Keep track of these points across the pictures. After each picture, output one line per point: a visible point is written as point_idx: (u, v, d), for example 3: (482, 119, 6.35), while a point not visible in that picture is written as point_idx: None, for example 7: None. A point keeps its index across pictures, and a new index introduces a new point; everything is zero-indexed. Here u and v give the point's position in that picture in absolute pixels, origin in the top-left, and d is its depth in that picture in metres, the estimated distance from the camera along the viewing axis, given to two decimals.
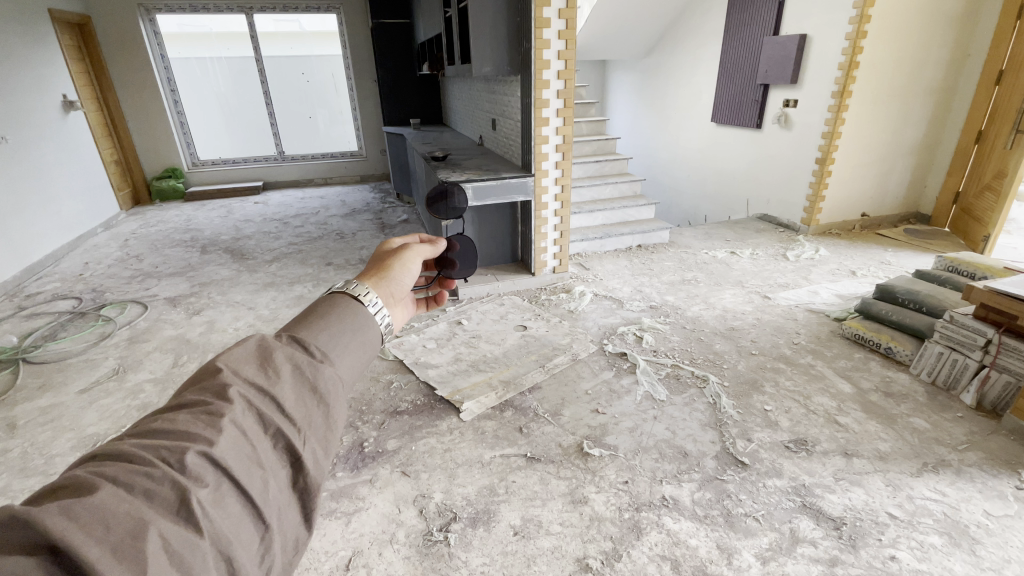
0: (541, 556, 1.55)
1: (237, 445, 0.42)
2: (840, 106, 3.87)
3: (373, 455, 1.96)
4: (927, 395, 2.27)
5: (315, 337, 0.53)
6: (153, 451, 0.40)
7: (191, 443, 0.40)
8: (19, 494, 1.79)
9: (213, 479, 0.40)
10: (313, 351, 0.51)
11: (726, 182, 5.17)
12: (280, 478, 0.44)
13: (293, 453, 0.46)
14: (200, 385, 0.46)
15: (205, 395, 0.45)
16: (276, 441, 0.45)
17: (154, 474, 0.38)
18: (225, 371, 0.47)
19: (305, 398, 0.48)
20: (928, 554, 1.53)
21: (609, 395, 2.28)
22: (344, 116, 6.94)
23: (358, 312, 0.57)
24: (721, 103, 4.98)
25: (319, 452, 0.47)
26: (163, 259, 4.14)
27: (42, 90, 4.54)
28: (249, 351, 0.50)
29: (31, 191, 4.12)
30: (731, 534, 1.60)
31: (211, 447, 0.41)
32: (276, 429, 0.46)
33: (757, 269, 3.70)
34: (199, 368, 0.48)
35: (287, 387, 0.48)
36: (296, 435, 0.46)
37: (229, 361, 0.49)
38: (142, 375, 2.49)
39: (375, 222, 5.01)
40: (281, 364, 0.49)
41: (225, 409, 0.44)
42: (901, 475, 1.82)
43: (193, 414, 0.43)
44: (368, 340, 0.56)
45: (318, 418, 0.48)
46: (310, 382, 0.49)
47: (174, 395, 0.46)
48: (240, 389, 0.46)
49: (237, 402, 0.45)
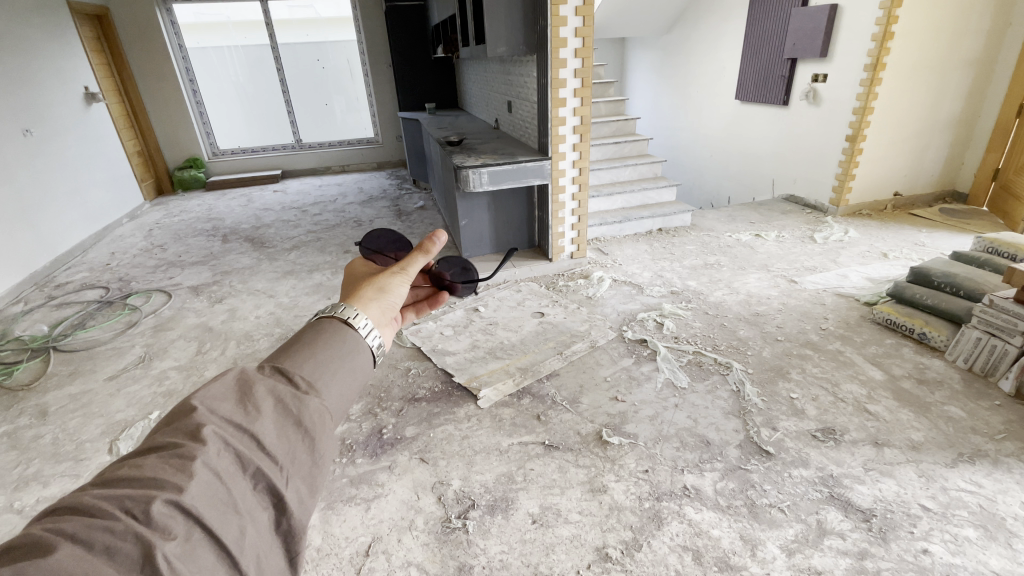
0: (560, 545, 1.54)
1: (210, 490, 0.40)
2: (873, 79, 3.69)
3: (391, 442, 1.97)
4: (962, 381, 2.17)
5: (300, 368, 0.52)
6: (117, 502, 0.38)
7: (160, 491, 0.38)
8: (51, 479, 1.85)
9: (182, 530, 0.38)
10: (297, 383, 0.50)
11: (751, 162, 4.99)
12: (260, 521, 0.42)
13: (274, 493, 0.44)
14: (173, 425, 0.44)
15: (177, 435, 0.43)
16: (257, 482, 0.44)
17: (116, 528, 0.36)
18: (200, 410, 0.45)
19: (288, 434, 0.47)
20: (963, 548, 1.47)
21: (628, 383, 2.24)
22: (360, 102, 6.92)
23: (347, 337, 0.56)
24: (745, 80, 4.81)
25: (303, 490, 0.46)
26: (185, 248, 4.22)
27: (65, 83, 4.61)
28: (227, 386, 0.49)
29: (56, 182, 4.22)
30: (754, 525, 1.57)
31: (181, 493, 0.39)
32: (257, 468, 0.44)
33: (783, 252, 3.58)
34: (172, 408, 0.46)
35: (267, 423, 0.46)
36: (278, 475, 0.45)
37: (204, 398, 0.47)
38: (167, 362, 2.55)
39: (391, 209, 5.00)
40: (262, 398, 0.48)
41: (197, 452, 0.42)
42: (935, 465, 1.75)
43: (163, 458, 0.41)
44: (357, 367, 0.55)
45: (302, 454, 0.47)
46: (294, 416, 0.48)
47: (143, 438, 0.44)
48: (216, 428, 0.44)
49: (211, 443, 0.43)
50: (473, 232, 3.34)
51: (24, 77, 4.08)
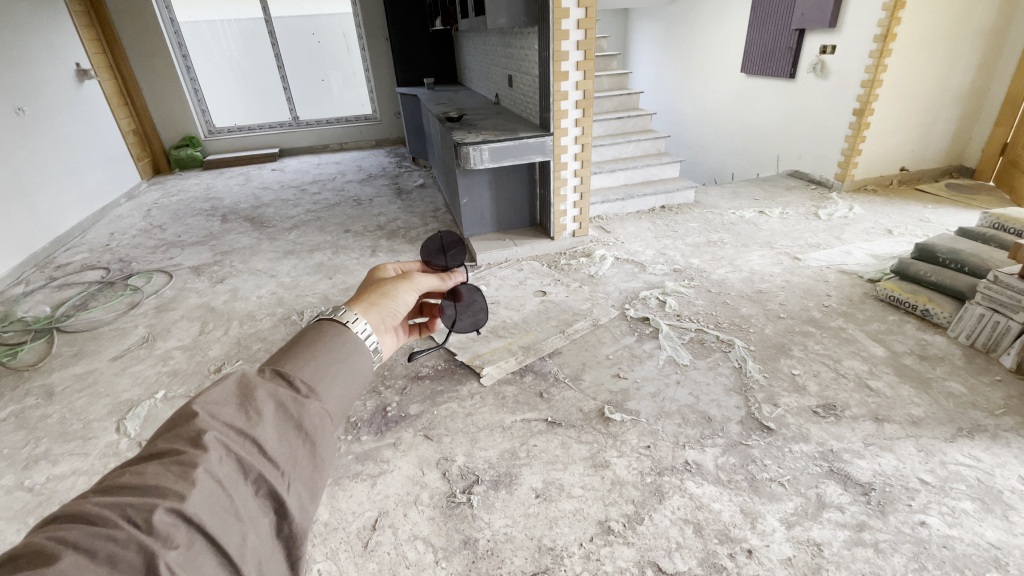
0: (563, 518, 1.57)
1: (213, 498, 0.43)
2: (883, 51, 3.59)
3: (396, 419, 1.98)
4: (964, 357, 2.18)
5: (301, 370, 0.56)
6: (119, 510, 0.40)
7: (162, 499, 0.41)
8: (60, 457, 1.87)
9: (184, 539, 0.40)
10: (298, 385, 0.55)
11: (756, 137, 4.91)
12: (262, 526, 0.46)
13: (275, 497, 0.47)
14: (175, 431, 0.47)
15: (179, 442, 0.46)
16: (258, 487, 0.47)
17: (118, 537, 0.38)
18: (201, 415, 0.48)
19: (290, 437, 0.51)
20: (960, 520, 1.48)
21: (631, 360, 2.25)
22: (357, 77, 6.79)
23: (348, 338, 0.61)
24: (751, 52, 4.69)
25: (303, 495, 0.49)
26: (184, 228, 4.20)
27: (55, 60, 4.51)
28: (229, 390, 0.52)
29: (52, 163, 4.17)
30: (755, 498, 1.59)
31: (183, 501, 0.41)
32: (258, 474, 0.47)
33: (787, 228, 3.56)
34: (175, 412, 0.49)
35: (269, 426, 0.50)
36: (280, 479, 0.48)
37: (205, 404, 0.49)
38: (171, 342, 2.56)
39: (391, 187, 4.95)
40: (263, 401, 0.51)
41: (199, 459, 0.44)
42: (934, 440, 1.76)
43: (165, 465, 0.44)
44: (357, 369, 0.60)
45: (303, 457, 0.51)
46: (295, 419, 0.52)
47: (146, 443, 0.46)
48: (216, 434, 0.47)
49: (213, 449, 0.46)
50: (474, 210, 3.31)
51: (14, 54, 3.99)
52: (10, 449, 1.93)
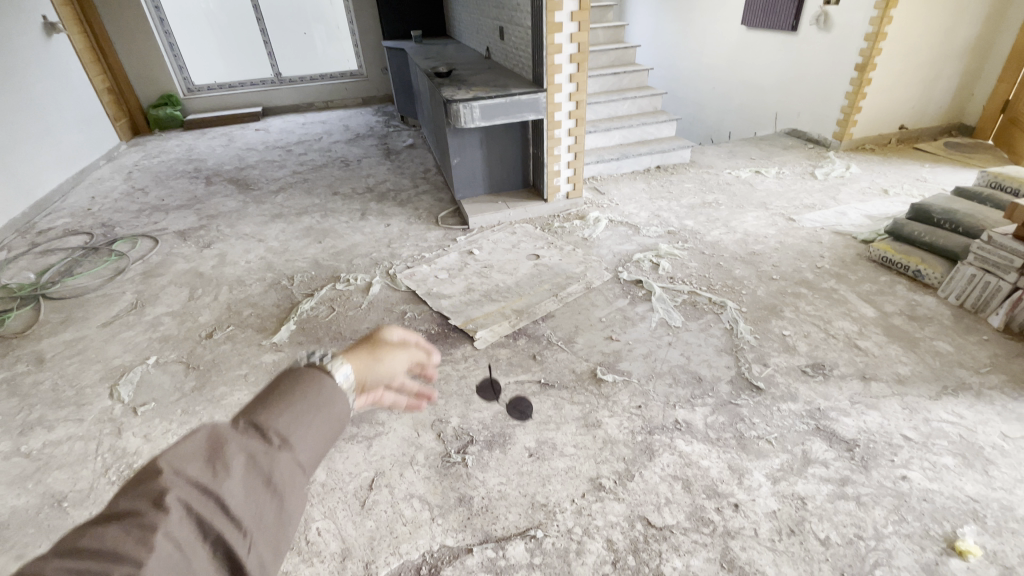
0: (555, 476, 1.61)
1: (169, 561, 0.43)
2: (889, 2, 3.46)
3: (390, 383, 1.99)
4: (952, 317, 2.20)
5: (272, 423, 0.56)
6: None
7: (118, 565, 0.41)
8: (54, 423, 1.88)
9: None
10: (268, 438, 0.55)
11: (754, 94, 4.78)
12: None
13: (235, 558, 0.48)
14: (139, 488, 0.48)
15: (140, 502, 0.46)
16: (216, 547, 0.47)
17: None
18: (165, 472, 0.49)
19: (256, 494, 0.51)
20: (941, 474, 1.53)
21: (623, 322, 2.26)
22: (342, 31, 6.48)
23: (323, 390, 0.61)
24: (753, 3, 4.50)
25: (266, 554, 0.50)
26: (168, 191, 4.09)
27: (20, 12, 4.25)
28: (197, 444, 0.52)
29: (24, 123, 4.00)
30: (742, 455, 1.63)
31: (139, 567, 0.42)
32: (218, 534, 0.48)
33: (783, 188, 3.52)
34: (141, 467, 0.49)
35: (235, 482, 0.50)
36: (241, 540, 0.48)
37: (172, 458, 0.50)
38: (161, 308, 2.53)
39: (380, 147, 4.81)
40: (232, 457, 0.52)
41: (159, 522, 0.45)
42: (919, 398, 1.80)
43: (123, 528, 0.44)
44: (331, 419, 0.59)
45: (268, 514, 0.51)
46: (262, 475, 0.52)
47: (108, 502, 0.47)
48: (179, 493, 0.47)
49: (174, 511, 0.46)
50: (466, 171, 3.24)
51: None
52: (4, 416, 1.93)
